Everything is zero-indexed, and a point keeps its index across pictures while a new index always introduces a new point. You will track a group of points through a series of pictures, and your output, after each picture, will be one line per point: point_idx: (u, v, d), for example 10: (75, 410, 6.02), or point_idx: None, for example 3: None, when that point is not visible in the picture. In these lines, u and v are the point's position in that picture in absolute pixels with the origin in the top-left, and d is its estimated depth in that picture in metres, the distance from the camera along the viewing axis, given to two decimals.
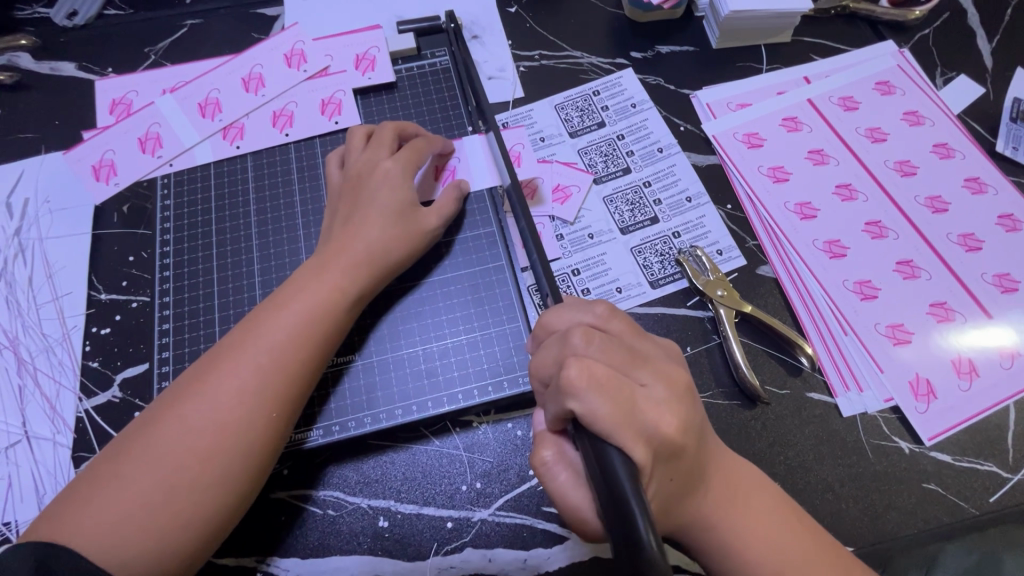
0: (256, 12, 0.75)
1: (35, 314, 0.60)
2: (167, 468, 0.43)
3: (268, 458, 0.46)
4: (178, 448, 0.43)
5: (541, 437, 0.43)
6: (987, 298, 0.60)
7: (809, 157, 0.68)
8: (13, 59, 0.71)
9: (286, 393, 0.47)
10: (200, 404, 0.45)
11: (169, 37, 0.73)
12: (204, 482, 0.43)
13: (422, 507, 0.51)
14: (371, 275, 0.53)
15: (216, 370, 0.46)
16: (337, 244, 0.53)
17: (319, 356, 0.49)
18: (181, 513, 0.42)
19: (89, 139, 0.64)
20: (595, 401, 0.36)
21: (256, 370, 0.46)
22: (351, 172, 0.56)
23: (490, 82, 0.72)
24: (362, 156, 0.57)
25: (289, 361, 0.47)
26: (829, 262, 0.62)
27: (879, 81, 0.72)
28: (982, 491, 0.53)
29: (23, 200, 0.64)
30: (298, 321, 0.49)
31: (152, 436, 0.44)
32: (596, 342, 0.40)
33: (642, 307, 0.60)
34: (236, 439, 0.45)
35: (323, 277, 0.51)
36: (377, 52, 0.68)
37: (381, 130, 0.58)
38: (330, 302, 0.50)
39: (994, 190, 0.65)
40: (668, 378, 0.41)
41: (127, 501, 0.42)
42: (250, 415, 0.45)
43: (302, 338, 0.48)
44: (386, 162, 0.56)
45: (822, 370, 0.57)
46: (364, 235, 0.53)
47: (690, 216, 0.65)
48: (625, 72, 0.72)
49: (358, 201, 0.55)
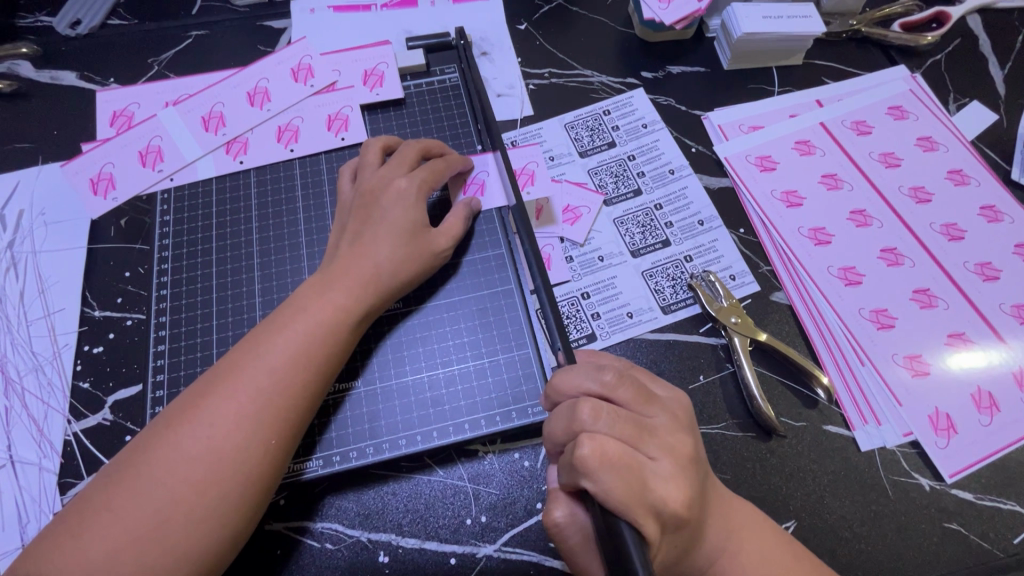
0: (264, 25, 0.74)
1: (26, 331, 0.57)
2: (162, 498, 0.41)
3: (267, 487, 0.44)
4: (175, 476, 0.41)
5: (553, 496, 0.41)
6: (1007, 330, 0.58)
7: (823, 182, 0.66)
8: (13, 67, 0.71)
9: (285, 419, 0.45)
10: (196, 431, 0.43)
11: (173, 48, 0.72)
12: (200, 514, 0.41)
13: (424, 541, 0.49)
14: (374, 298, 0.51)
15: (210, 395, 0.44)
16: (346, 261, 0.51)
17: (320, 378, 0.47)
18: (175, 548, 0.40)
19: (89, 150, 0.63)
20: (607, 482, 0.35)
21: (253, 393, 0.44)
22: (363, 187, 0.55)
23: (498, 99, 0.71)
24: (375, 173, 0.56)
25: (291, 386, 0.45)
26: (845, 289, 0.60)
27: (892, 106, 0.71)
28: (1006, 532, 0.51)
29: (18, 212, 0.63)
30: (298, 342, 0.47)
31: (145, 468, 0.42)
32: (605, 416, 0.38)
33: (653, 334, 0.59)
34: (235, 465, 0.43)
35: (327, 296, 0.49)
36: (386, 67, 0.67)
37: (401, 151, 0.57)
38: (334, 321, 0.48)
39: (1009, 218, 0.64)
40: (675, 449, 0.39)
41: (120, 534, 0.40)
42: (247, 442, 0.43)
43: (304, 360, 0.46)
44: (401, 181, 0.54)
45: (839, 402, 0.55)
46: (372, 254, 0.51)
47: (702, 240, 0.63)
48: (636, 92, 0.72)
49: (369, 218, 0.53)
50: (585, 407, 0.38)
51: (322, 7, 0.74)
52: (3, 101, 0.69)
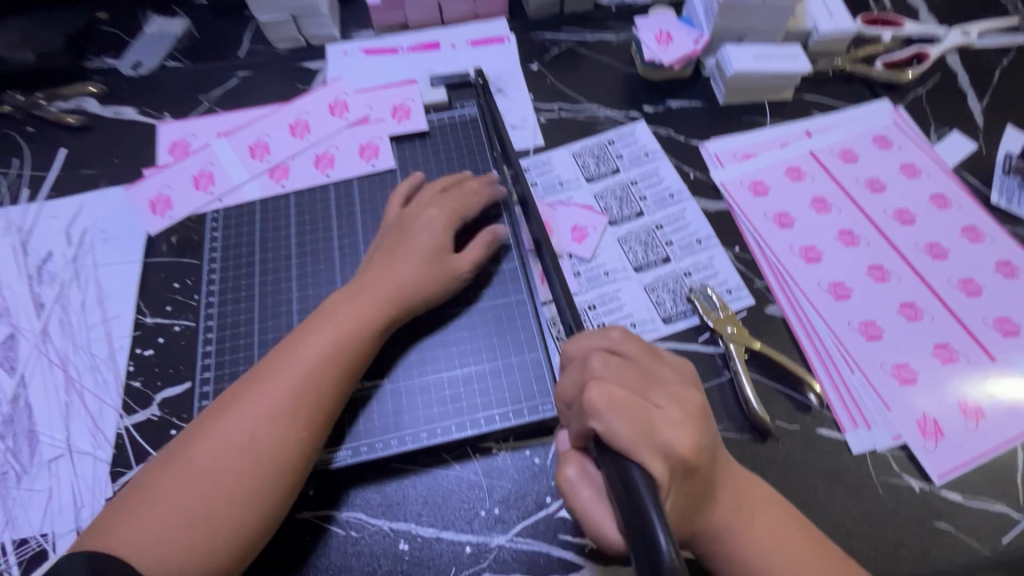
0: (302, 67, 0.83)
1: (85, 334, 0.64)
2: (205, 485, 0.46)
3: (294, 484, 0.48)
4: (217, 464, 0.46)
5: (566, 455, 0.45)
6: (990, 342, 0.62)
7: (813, 205, 0.72)
8: (80, 104, 0.80)
9: (317, 413, 0.50)
10: (235, 423, 0.48)
11: (221, 87, 0.81)
12: (234, 507, 0.45)
13: (441, 531, 0.53)
14: (405, 305, 0.57)
15: (242, 401, 0.49)
16: (361, 285, 0.57)
17: (347, 378, 0.52)
18: (214, 530, 0.45)
19: (150, 176, 0.71)
20: (614, 420, 0.38)
21: (281, 400, 0.49)
22: (402, 214, 0.63)
23: (513, 131, 0.78)
24: (412, 204, 0.63)
25: (321, 384, 0.51)
26: (835, 302, 0.65)
27: (877, 136, 0.77)
28: (993, 531, 0.53)
29: (82, 230, 0.70)
30: (331, 343, 0.52)
31: (183, 466, 0.46)
32: (613, 365, 0.43)
33: (656, 342, 0.63)
34: (269, 455, 0.47)
35: (343, 309, 0.55)
36: (412, 103, 0.74)
37: (417, 192, 0.65)
38: (364, 324, 0.54)
39: (990, 238, 0.69)
40: (683, 401, 0.43)
41: (167, 515, 0.44)
42: (280, 435, 0.48)
43: (334, 360, 0.52)
44: (432, 211, 0.62)
45: (830, 407, 0.59)
46: (398, 272, 0.58)
47: (700, 257, 0.68)
48: (638, 124, 0.78)
49: (403, 239, 0.60)
50: (596, 360, 0.43)
51: (355, 50, 0.83)
52: (72, 133, 0.78)
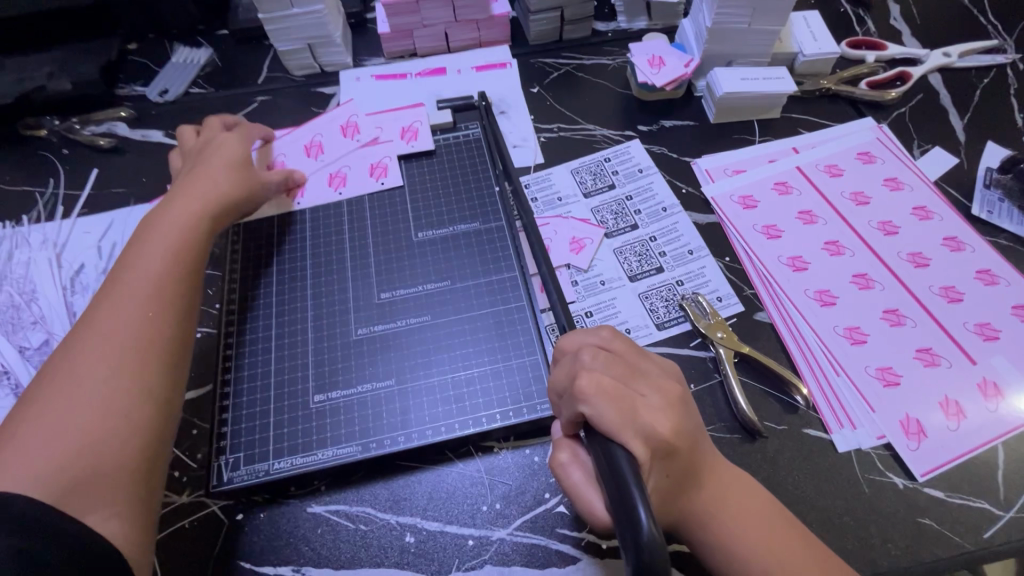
0: (318, 92, 0.89)
1: None
2: (76, 376, 0.52)
3: (164, 357, 0.56)
4: (82, 354, 0.54)
5: (559, 442, 0.49)
6: (971, 346, 0.64)
7: (800, 217, 0.75)
8: (112, 128, 0.86)
9: (146, 298, 0.58)
10: (97, 321, 0.56)
11: (242, 111, 0.87)
12: (110, 382, 0.52)
13: (445, 525, 0.56)
14: (211, 211, 0.66)
15: (106, 301, 0.57)
16: (180, 198, 0.67)
17: (174, 274, 0.60)
18: (89, 409, 0.51)
19: None
20: (601, 405, 0.43)
21: (141, 289, 0.58)
22: (195, 144, 0.74)
23: (514, 149, 0.83)
24: (200, 136, 0.75)
25: (152, 279, 0.59)
26: (820, 309, 0.68)
27: (861, 151, 0.81)
28: (976, 527, 0.55)
29: (112, 244, 0.75)
30: (146, 249, 0.61)
31: (60, 366, 0.53)
32: (602, 358, 0.47)
33: (650, 348, 0.66)
34: (126, 339, 0.55)
35: (156, 233, 0.63)
36: (420, 124, 0.80)
37: (207, 124, 0.76)
38: (181, 229, 0.64)
39: (971, 248, 0.72)
40: (666, 391, 0.47)
41: (48, 407, 0.51)
42: (130, 320, 0.56)
43: (161, 269, 0.60)
44: (220, 135, 0.74)
45: (817, 408, 0.61)
46: (204, 184, 0.68)
47: (692, 267, 0.72)
48: (633, 142, 0.83)
49: (198, 161, 0.71)
50: (586, 354, 0.47)
51: (366, 76, 0.89)
52: (103, 155, 0.84)
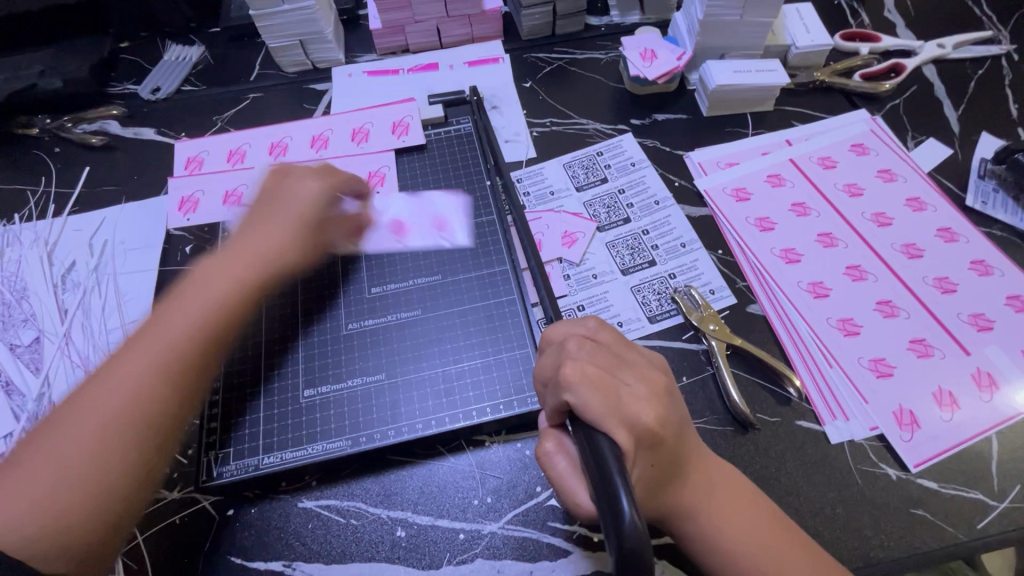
0: (310, 88, 0.89)
1: (105, 337, 0.68)
2: (68, 446, 0.47)
3: (160, 449, 0.49)
4: (79, 419, 0.48)
5: (545, 432, 0.48)
6: (964, 336, 0.64)
7: (792, 209, 0.75)
8: (104, 126, 0.86)
9: (164, 373, 0.50)
10: (105, 386, 0.49)
11: (234, 108, 0.87)
12: (94, 468, 0.46)
13: (436, 519, 0.56)
14: (256, 277, 0.58)
15: (126, 360, 0.51)
16: (230, 256, 0.59)
17: (201, 349, 0.53)
18: (75, 490, 0.46)
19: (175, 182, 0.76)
20: (586, 394, 0.42)
21: (154, 356, 0.51)
22: (269, 185, 0.66)
23: (506, 144, 0.82)
24: (297, 171, 0.67)
25: (172, 349, 0.51)
26: (813, 301, 0.67)
27: (854, 143, 0.81)
28: (970, 517, 0.55)
29: (103, 241, 0.75)
30: (174, 316, 0.53)
31: (57, 429, 0.48)
32: (587, 348, 0.46)
33: (642, 340, 0.66)
34: (127, 416, 0.48)
35: (195, 289, 0.56)
36: (411, 119, 0.80)
37: (255, 163, 0.67)
38: (214, 297, 0.55)
39: (965, 239, 0.71)
40: (652, 381, 0.47)
41: (35, 475, 0.46)
42: (137, 395, 0.49)
43: (191, 332, 0.53)
44: (308, 180, 0.65)
45: (810, 400, 0.61)
46: (265, 243, 0.60)
47: (685, 260, 0.72)
48: (625, 136, 0.83)
49: (276, 207, 0.63)
50: (571, 344, 0.47)
51: (359, 72, 0.89)
52: (95, 153, 0.84)
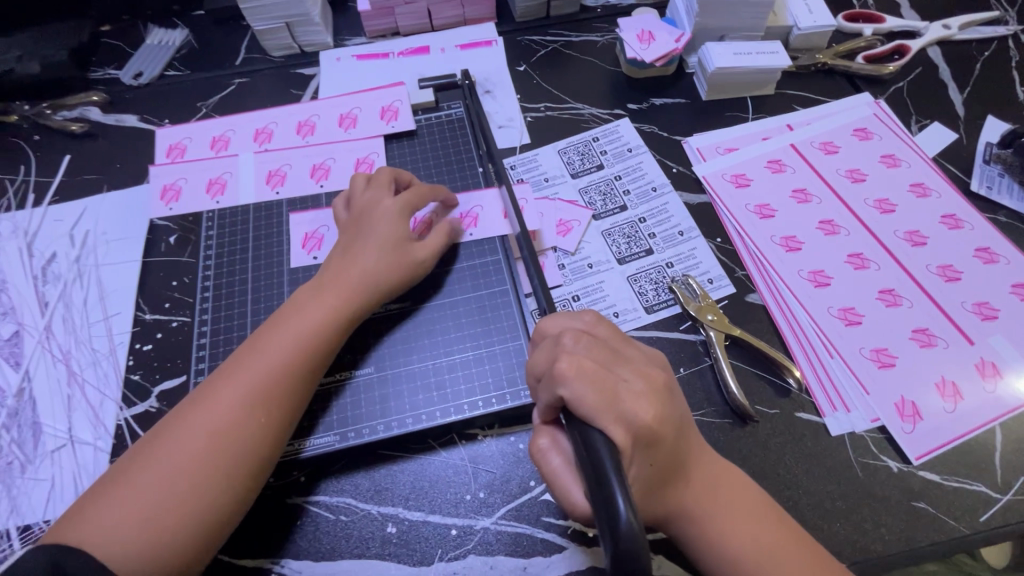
0: (296, 72, 0.86)
1: (86, 331, 0.66)
2: (174, 471, 0.48)
3: (257, 480, 0.50)
4: (185, 447, 0.49)
5: (539, 429, 0.47)
6: (968, 325, 0.63)
7: (793, 195, 0.73)
8: (84, 112, 0.83)
9: (273, 405, 0.52)
10: (205, 414, 0.50)
11: (218, 94, 0.84)
12: (196, 498, 0.47)
13: (427, 514, 0.54)
14: (359, 303, 0.58)
15: (226, 387, 0.51)
16: (329, 281, 0.58)
17: (305, 380, 0.54)
18: (183, 514, 0.47)
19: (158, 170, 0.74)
20: (581, 389, 0.41)
21: (255, 389, 0.51)
22: (356, 209, 0.63)
23: (500, 130, 0.80)
24: (363, 195, 0.63)
25: (277, 379, 0.52)
26: (814, 290, 0.66)
27: (857, 128, 0.79)
28: (973, 510, 0.54)
29: (85, 232, 0.73)
30: (291, 343, 0.54)
31: (160, 450, 0.49)
32: (583, 342, 0.45)
33: (638, 331, 0.65)
34: (234, 443, 0.49)
35: (290, 318, 0.56)
36: (400, 104, 0.77)
37: (377, 176, 0.64)
38: (319, 324, 0.56)
39: (970, 225, 0.69)
40: (649, 376, 0.45)
41: (139, 500, 0.46)
42: (246, 424, 0.50)
43: (293, 362, 0.53)
44: (386, 202, 0.62)
45: (809, 391, 0.60)
46: (360, 264, 0.59)
47: (682, 248, 0.70)
48: (622, 121, 0.80)
49: (357, 234, 0.61)
50: (567, 337, 0.45)
51: (347, 56, 0.86)
52: (75, 141, 0.81)
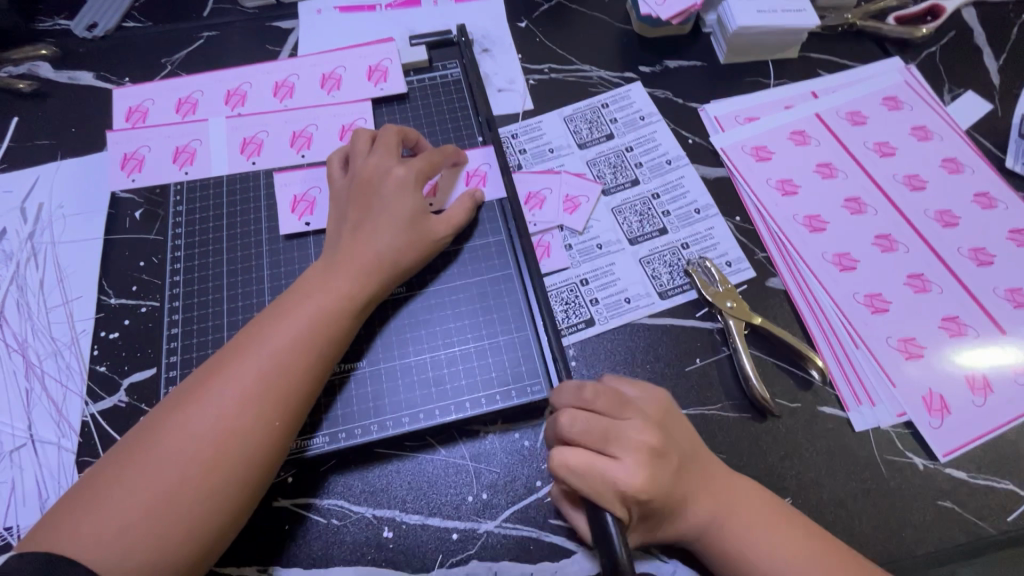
0: (271, 25, 0.77)
1: (45, 317, 0.60)
2: (171, 474, 0.42)
3: (263, 479, 0.45)
4: (184, 447, 0.43)
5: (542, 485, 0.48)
6: (1000, 313, 0.59)
7: (818, 170, 0.68)
8: (33, 68, 0.73)
9: (282, 403, 0.46)
10: (205, 411, 0.44)
11: (185, 48, 0.75)
12: (198, 501, 0.42)
13: (426, 517, 0.51)
14: (372, 287, 0.52)
15: (230, 376, 0.46)
16: (338, 263, 0.52)
17: (316, 375, 0.48)
18: (182, 522, 0.42)
19: (115, 135, 0.66)
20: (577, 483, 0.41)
21: (261, 385, 0.46)
22: (360, 175, 0.56)
23: (499, 94, 0.73)
24: (368, 160, 0.57)
25: (287, 374, 0.47)
26: (840, 274, 0.61)
27: (887, 96, 0.73)
28: (1000, 510, 0.51)
29: (38, 205, 0.65)
30: (300, 333, 0.48)
31: (155, 450, 0.43)
32: (580, 422, 0.43)
33: (651, 318, 0.60)
34: (238, 446, 0.44)
35: (297, 303, 0.50)
36: (389, 63, 0.69)
37: (383, 135, 0.58)
38: (330, 312, 0.50)
39: (1004, 205, 0.65)
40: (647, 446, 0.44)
41: (132, 507, 0.41)
42: (252, 424, 0.45)
43: (302, 354, 0.48)
44: (397, 169, 0.55)
45: (833, 384, 0.56)
46: (373, 243, 0.53)
47: (699, 227, 0.65)
48: (634, 85, 0.73)
49: (369, 206, 0.55)
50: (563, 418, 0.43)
51: (329, 8, 0.77)
52: (23, 100, 0.72)
